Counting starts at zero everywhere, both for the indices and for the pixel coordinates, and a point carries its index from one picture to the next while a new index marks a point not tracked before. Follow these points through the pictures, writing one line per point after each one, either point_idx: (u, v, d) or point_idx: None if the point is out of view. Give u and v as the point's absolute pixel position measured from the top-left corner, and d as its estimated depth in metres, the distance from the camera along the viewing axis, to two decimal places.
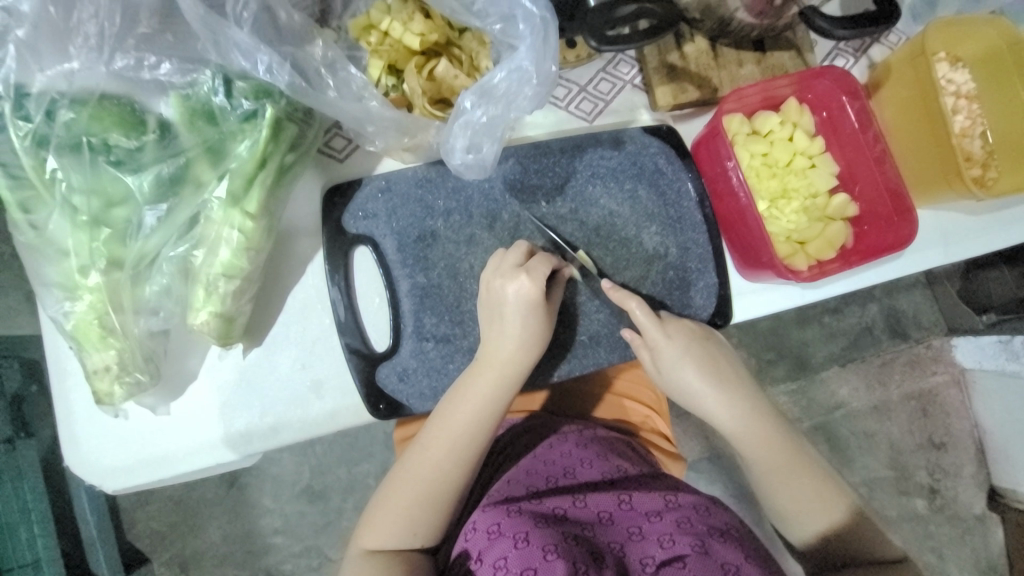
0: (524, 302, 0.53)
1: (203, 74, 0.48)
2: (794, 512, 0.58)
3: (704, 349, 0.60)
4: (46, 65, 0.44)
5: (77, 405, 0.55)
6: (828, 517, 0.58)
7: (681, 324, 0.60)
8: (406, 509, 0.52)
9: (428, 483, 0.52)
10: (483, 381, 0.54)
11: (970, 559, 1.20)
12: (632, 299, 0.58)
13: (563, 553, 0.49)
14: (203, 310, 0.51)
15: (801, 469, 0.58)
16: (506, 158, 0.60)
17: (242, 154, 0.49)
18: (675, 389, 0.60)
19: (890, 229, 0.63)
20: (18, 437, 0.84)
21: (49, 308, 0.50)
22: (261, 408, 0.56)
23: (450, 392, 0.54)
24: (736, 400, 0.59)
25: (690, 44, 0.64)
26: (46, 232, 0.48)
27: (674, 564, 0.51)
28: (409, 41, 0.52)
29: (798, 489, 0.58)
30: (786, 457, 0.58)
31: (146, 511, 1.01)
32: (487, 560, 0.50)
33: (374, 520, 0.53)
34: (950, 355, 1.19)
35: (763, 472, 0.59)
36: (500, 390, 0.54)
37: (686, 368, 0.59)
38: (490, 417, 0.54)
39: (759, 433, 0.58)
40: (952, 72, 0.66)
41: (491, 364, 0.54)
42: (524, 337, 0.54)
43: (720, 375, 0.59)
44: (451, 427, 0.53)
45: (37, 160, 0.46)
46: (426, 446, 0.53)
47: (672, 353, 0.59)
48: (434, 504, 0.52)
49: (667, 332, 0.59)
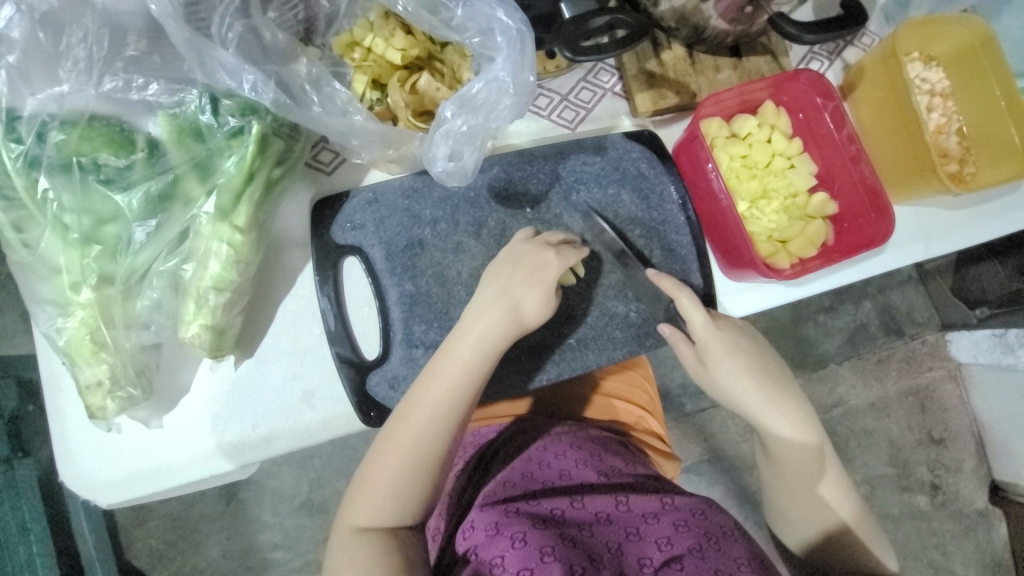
0: (507, 311, 0.54)
1: (190, 93, 0.49)
2: (794, 519, 0.60)
3: (750, 348, 0.60)
4: (37, 89, 0.46)
5: (71, 421, 0.55)
6: (830, 528, 0.59)
7: (731, 323, 0.60)
8: (390, 485, 0.52)
9: (410, 457, 0.52)
10: (462, 350, 0.53)
11: (974, 555, 1.20)
12: (683, 289, 0.58)
13: (561, 555, 0.49)
14: (194, 323, 0.52)
15: (825, 481, 0.60)
16: (489, 167, 0.61)
17: (229, 170, 0.50)
18: (716, 386, 0.60)
19: (869, 225, 0.64)
20: (15, 456, 0.84)
21: (42, 325, 0.50)
22: (253, 419, 0.57)
23: (428, 367, 0.54)
24: (782, 403, 0.59)
25: (667, 52, 0.65)
26: (38, 250, 0.49)
27: (674, 565, 0.51)
28: (391, 57, 0.54)
29: (811, 500, 0.59)
30: (815, 467, 0.59)
31: (145, 529, 1.01)
32: (484, 558, 0.50)
33: (358, 499, 0.53)
34: (947, 350, 1.20)
35: (781, 479, 0.60)
36: (481, 357, 0.54)
37: (733, 364, 0.59)
38: (467, 387, 0.53)
39: (801, 442, 0.59)
40: (925, 71, 0.69)
41: (468, 331, 0.54)
42: (498, 315, 0.54)
43: (767, 378, 0.59)
44: (429, 398, 0.53)
45: (27, 180, 0.47)
46: (405, 419, 0.53)
47: (720, 349, 0.59)
48: (418, 479, 0.53)
49: (719, 326, 0.59)
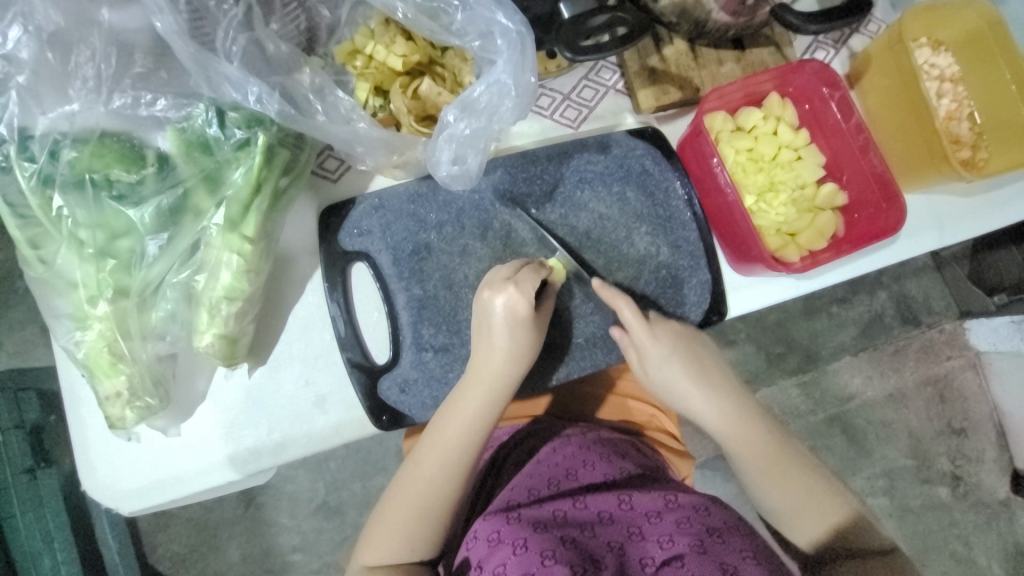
0: (506, 319, 0.54)
1: (197, 107, 0.50)
2: (782, 509, 0.57)
3: (689, 349, 0.60)
4: (47, 108, 0.47)
5: (92, 431, 0.57)
6: (821, 511, 0.56)
7: (670, 327, 0.60)
8: (402, 526, 0.53)
9: (426, 495, 0.54)
10: (472, 396, 0.55)
11: (998, 546, 1.17)
12: (621, 297, 0.57)
13: (562, 557, 0.49)
14: (207, 332, 0.53)
15: (790, 464, 0.58)
16: (494, 169, 0.62)
17: (238, 181, 0.51)
18: (661, 390, 0.60)
19: (880, 216, 0.63)
20: (38, 467, 0.86)
21: (61, 339, 0.52)
22: (268, 426, 0.58)
23: (441, 410, 0.55)
24: (720, 397, 0.59)
25: (668, 47, 0.65)
26: (55, 266, 0.50)
27: (674, 564, 0.51)
28: (393, 63, 0.54)
29: (789, 485, 0.57)
30: (771, 454, 0.58)
31: (167, 534, 1.03)
32: (486, 568, 0.51)
33: (373, 535, 0.54)
34: (964, 338, 1.18)
35: (751, 469, 0.58)
36: (491, 403, 0.55)
37: (673, 368, 0.59)
38: (483, 427, 0.55)
39: (748, 431, 0.58)
40: (934, 56, 0.67)
41: (478, 377, 0.55)
42: (505, 357, 0.55)
43: (705, 376, 0.59)
44: (441, 442, 0.54)
45: (43, 199, 0.48)
46: (419, 463, 0.54)
47: (659, 354, 0.58)
48: (431, 517, 0.54)
49: (655, 333, 0.58)
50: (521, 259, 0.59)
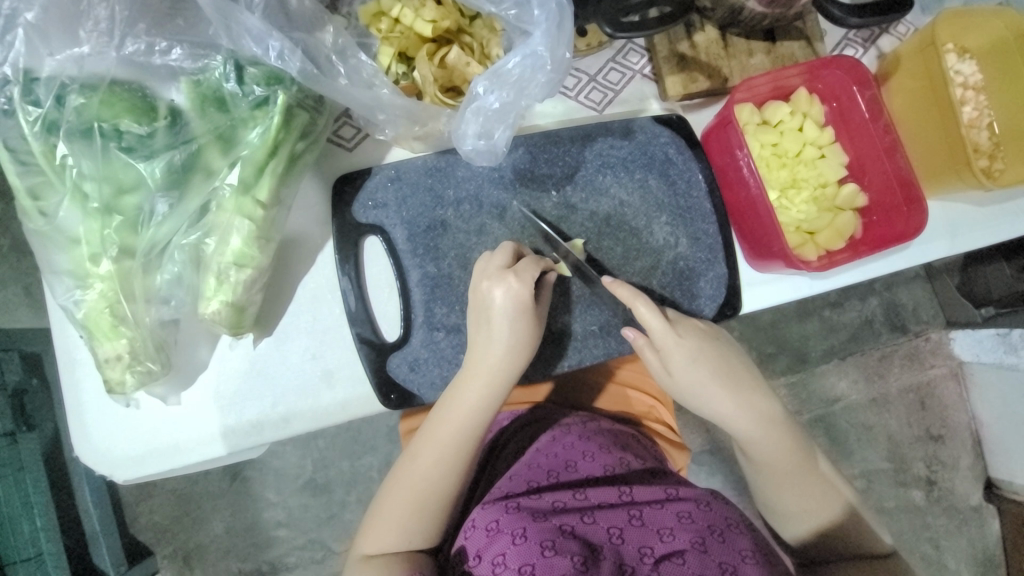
0: (508, 308, 0.53)
1: (215, 60, 0.47)
2: (790, 511, 0.59)
3: (713, 349, 0.59)
4: (56, 49, 0.44)
5: (87, 394, 0.55)
6: (825, 515, 0.58)
7: (691, 325, 0.59)
8: (399, 517, 0.53)
9: (424, 486, 0.53)
10: (470, 388, 0.54)
11: (967, 550, 1.21)
12: (639, 296, 0.55)
13: (562, 548, 0.49)
14: (214, 299, 0.51)
15: (806, 471, 0.58)
16: (516, 148, 0.60)
17: (254, 141, 0.49)
18: (684, 391, 0.59)
19: (900, 220, 0.63)
20: (20, 431, 0.83)
21: (60, 297, 0.49)
22: (272, 399, 0.56)
23: (439, 402, 0.54)
24: (745, 400, 0.58)
25: (700, 33, 0.63)
26: (56, 220, 0.47)
27: (674, 560, 0.50)
28: (420, 28, 0.52)
29: (802, 491, 0.58)
30: (789, 461, 0.58)
31: (149, 504, 1.01)
32: (486, 558, 0.50)
33: (370, 527, 0.54)
34: (948, 347, 1.20)
35: (767, 473, 0.59)
36: (489, 395, 0.54)
37: (697, 370, 0.57)
38: (481, 418, 0.54)
39: (771, 437, 0.58)
40: (960, 63, 0.66)
41: (477, 368, 0.54)
42: (506, 348, 0.53)
43: (732, 377, 0.59)
44: (439, 433, 0.53)
45: (47, 146, 0.45)
46: (417, 455, 0.54)
47: (684, 355, 0.57)
48: (429, 509, 0.53)
49: (678, 333, 0.57)
50: (513, 241, 0.58)
